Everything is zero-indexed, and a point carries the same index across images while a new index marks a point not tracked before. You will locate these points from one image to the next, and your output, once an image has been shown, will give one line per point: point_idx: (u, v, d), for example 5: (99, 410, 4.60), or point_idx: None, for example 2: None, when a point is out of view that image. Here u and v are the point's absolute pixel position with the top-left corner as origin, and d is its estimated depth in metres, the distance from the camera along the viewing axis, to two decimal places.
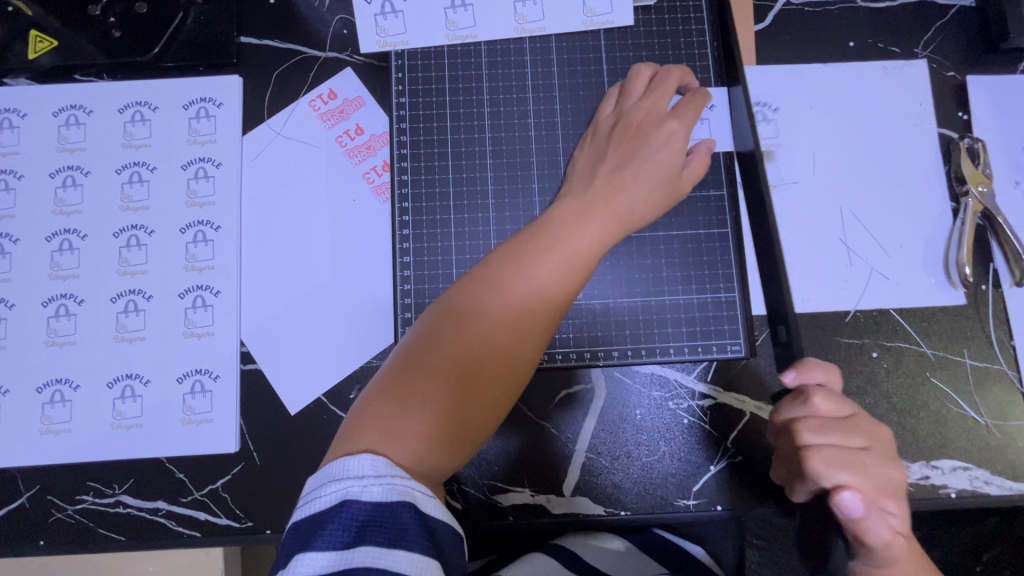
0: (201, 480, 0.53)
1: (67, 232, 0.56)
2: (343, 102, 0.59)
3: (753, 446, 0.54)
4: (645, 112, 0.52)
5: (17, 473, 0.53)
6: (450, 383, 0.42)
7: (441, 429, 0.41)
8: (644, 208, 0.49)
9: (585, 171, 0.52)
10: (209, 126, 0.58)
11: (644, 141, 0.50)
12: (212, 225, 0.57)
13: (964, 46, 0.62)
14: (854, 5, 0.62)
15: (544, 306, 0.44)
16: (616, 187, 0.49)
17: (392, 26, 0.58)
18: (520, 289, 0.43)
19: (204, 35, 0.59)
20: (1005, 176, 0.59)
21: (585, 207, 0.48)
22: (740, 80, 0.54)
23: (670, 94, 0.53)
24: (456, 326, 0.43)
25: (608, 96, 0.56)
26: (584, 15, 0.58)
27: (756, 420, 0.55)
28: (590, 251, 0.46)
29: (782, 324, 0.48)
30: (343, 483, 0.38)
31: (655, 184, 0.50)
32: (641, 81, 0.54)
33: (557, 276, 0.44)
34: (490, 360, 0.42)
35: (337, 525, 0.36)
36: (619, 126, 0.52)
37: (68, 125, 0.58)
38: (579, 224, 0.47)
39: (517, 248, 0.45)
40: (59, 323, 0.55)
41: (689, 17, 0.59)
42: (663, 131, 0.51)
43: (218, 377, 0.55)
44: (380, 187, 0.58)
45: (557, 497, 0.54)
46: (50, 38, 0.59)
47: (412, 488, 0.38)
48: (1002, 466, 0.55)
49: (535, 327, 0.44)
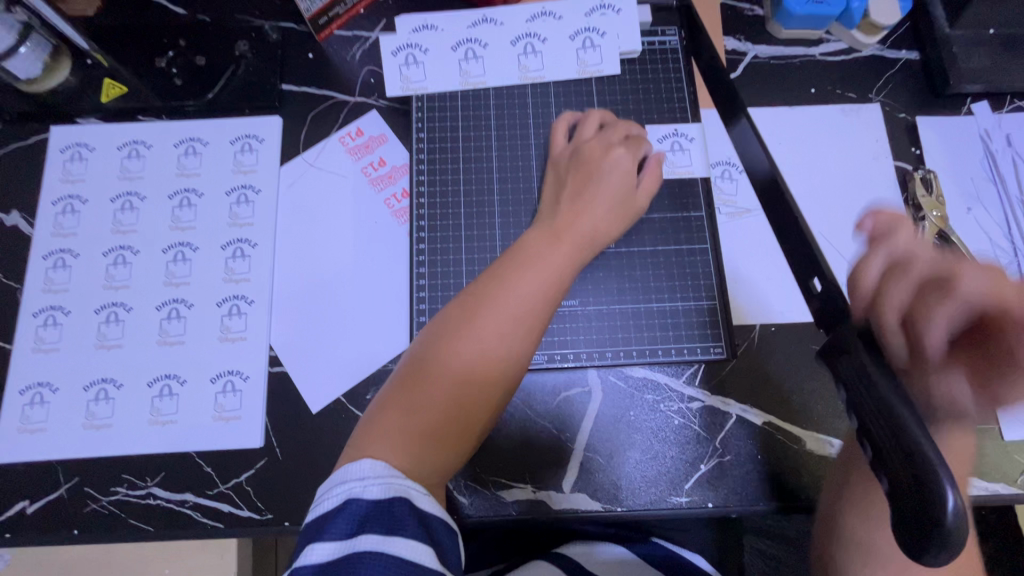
0: (227, 474, 0.58)
1: (122, 249, 0.63)
2: (369, 139, 0.68)
3: (882, 446, 0.34)
4: (597, 143, 0.61)
5: (58, 465, 0.58)
6: (449, 389, 0.47)
7: (443, 431, 0.46)
8: (606, 225, 0.57)
9: (553, 202, 0.59)
10: (252, 158, 0.67)
11: (597, 168, 0.58)
12: (249, 243, 0.64)
13: (913, 92, 0.71)
14: (813, 58, 0.72)
15: (526, 319, 0.50)
16: (582, 211, 0.56)
17: (414, 75, 0.68)
18: (506, 305, 0.49)
19: (252, 83, 0.69)
20: (958, 203, 0.66)
21: (555, 232, 0.55)
22: (745, 115, 0.53)
23: (621, 131, 0.62)
24: (451, 340, 0.49)
25: (554, 131, 0.64)
26: (577, 66, 0.67)
27: (881, 386, 0.35)
28: (566, 269, 0.53)
29: (816, 276, 0.44)
30: (345, 485, 0.42)
31: (613, 204, 0.58)
32: (591, 122, 0.63)
33: (538, 292, 0.51)
34: (482, 371, 0.48)
35: (341, 519, 0.40)
36: (574, 158, 0.60)
37: (130, 157, 0.67)
38: (551, 248, 0.54)
39: (501, 270, 0.52)
40: (109, 328, 0.61)
41: (668, 67, 0.68)
42: (612, 158, 0.59)
43: (248, 377, 0.60)
44: (398, 210, 0.65)
45: (556, 493, 0.57)
46: (121, 86, 0.68)
47: (408, 486, 0.42)
48: (976, 467, 0.58)
49: (520, 336, 0.49)
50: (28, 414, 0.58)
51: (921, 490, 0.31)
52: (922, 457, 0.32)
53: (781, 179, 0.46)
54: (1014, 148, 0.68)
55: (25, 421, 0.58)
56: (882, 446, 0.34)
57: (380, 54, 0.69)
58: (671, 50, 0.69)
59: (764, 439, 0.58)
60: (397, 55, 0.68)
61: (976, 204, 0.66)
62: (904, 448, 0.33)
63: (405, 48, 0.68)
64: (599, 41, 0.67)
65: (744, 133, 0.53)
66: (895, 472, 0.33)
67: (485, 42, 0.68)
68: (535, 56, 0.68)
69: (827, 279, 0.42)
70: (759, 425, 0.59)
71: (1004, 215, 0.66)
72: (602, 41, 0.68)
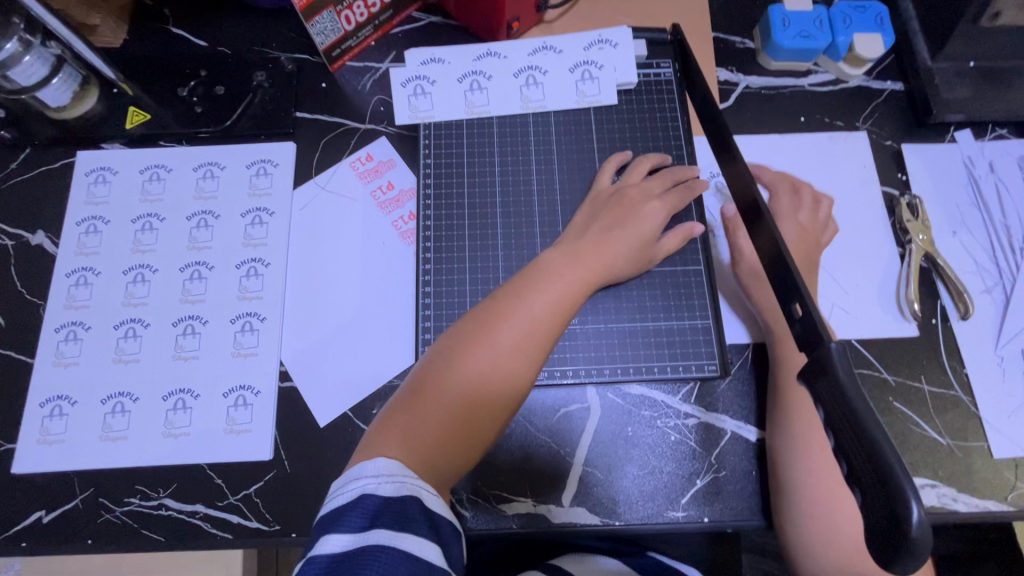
0: (236, 486, 0.60)
1: (141, 267, 0.66)
2: (378, 163, 0.71)
3: (854, 462, 0.36)
4: (639, 189, 0.64)
5: (74, 476, 0.60)
6: (461, 398, 0.49)
7: (453, 435, 0.48)
8: (622, 263, 0.60)
9: (575, 228, 0.62)
10: (266, 182, 0.70)
11: (633, 213, 0.62)
12: (263, 262, 0.67)
13: (898, 121, 0.74)
14: (802, 88, 0.75)
15: (539, 334, 0.52)
16: (603, 242, 0.59)
17: (422, 104, 0.71)
18: (519, 321, 0.52)
19: (268, 110, 0.73)
20: (943, 226, 0.69)
21: (573, 256, 0.58)
22: (737, 154, 0.54)
23: (665, 180, 0.65)
24: (467, 349, 0.51)
25: (604, 168, 0.67)
26: (576, 96, 0.71)
27: (853, 405, 0.37)
28: (578, 291, 0.56)
29: (796, 302, 0.45)
30: (361, 481, 0.44)
31: (634, 245, 0.61)
32: (641, 167, 0.66)
33: (550, 310, 0.53)
34: (493, 382, 0.50)
35: (355, 513, 0.42)
36: (616, 196, 0.63)
37: (151, 181, 0.70)
38: (568, 270, 0.56)
39: (515, 287, 0.55)
40: (127, 343, 0.63)
41: (663, 97, 0.72)
42: (649, 207, 0.62)
43: (258, 392, 0.62)
44: (406, 232, 0.68)
45: (556, 506, 0.59)
46: (144, 113, 0.72)
47: (418, 487, 0.44)
48: (966, 483, 0.60)
49: (534, 350, 0.52)
50: (47, 426, 0.61)
51: (889, 505, 0.33)
52: (889, 476, 0.34)
53: (769, 217, 0.49)
54: (997, 174, 0.71)
55: (44, 433, 0.61)
56: (857, 464, 0.36)
57: (390, 84, 0.73)
58: (666, 82, 0.73)
59: (758, 455, 0.60)
60: (406, 85, 0.71)
61: (961, 228, 0.69)
62: (874, 465, 0.35)
63: (413, 79, 0.71)
64: (597, 72, 0.71)
65: (734, 167, 0.55)
66: (866, 490, 0.35)
67: (489, 74, 0.72)
68: (536, 87, 0.71)
69: (808, 308, 0.43)
70: (752, 442, 0.61)
71: (988, 238, 0.68)
72: (599, 73, 0.71)
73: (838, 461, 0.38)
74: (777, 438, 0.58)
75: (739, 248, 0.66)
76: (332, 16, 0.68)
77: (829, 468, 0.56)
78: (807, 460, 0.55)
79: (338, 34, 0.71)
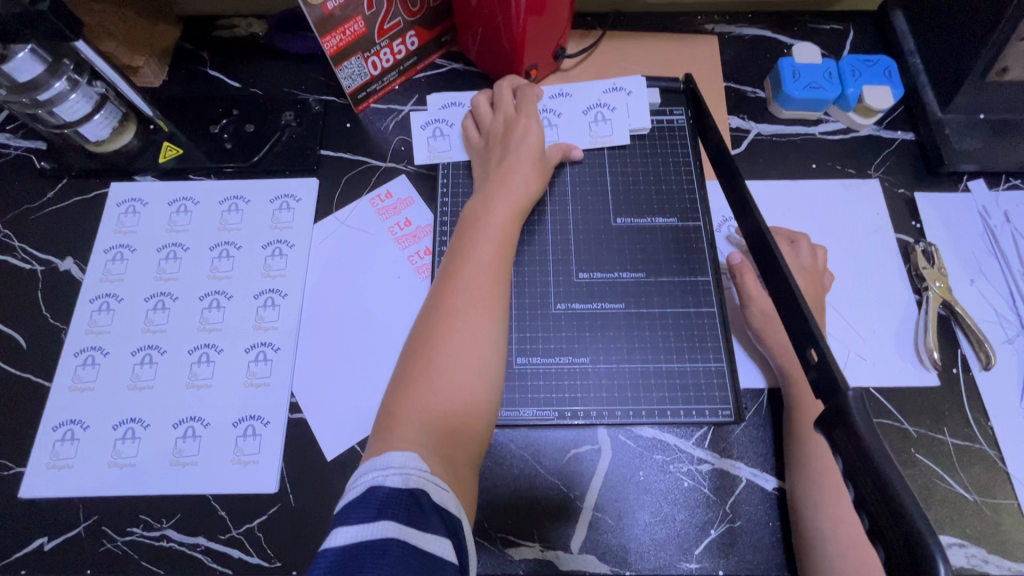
0: (240, 519, 0.59)
1: (162, 295, 0.68)
2: (397, 201, 0.73)
3: (877, 516, 0.35)
4: (501, 121, 0.70)
5: (79, 503, 0.59)
6: (446, 371, 0.51)
7: (450, 413, 0.49)
8: (533, 182, 0.66)
9: (482, 180, 0.67)
10: (289, 216, 0.72)
11: (510, 137, 0.67)
12: (280, 293, 0.68)
13: (910, 169, 0.75)
14: (813, 136, 0.77)
15: (491, 284, 0.56)
16: (508, 174, 0.65)
17: (440, 146, 0.74)
18: (464, 294, 0.54)
19: (294, 148, 0.76)
20: (961, 274, 0.68)
21: (489, 198, 0.63)
22: (754, 208, 0.54)
23: (508, 101, 0.71)
24: (436, 331, 0.53)
25: (465, 126, 0.73)
26: (590, 136, 0.73)
27: (871, 450, 0.37)
28: (500, 240, 0.60)
29: (812, 347, 0.45)
30: (370, 474, 0.44)
31: (534, 164, 0.67)
32: (485, 106, 0.72)
33: (485, 268, 0.57)
34: (469, 344, 0.52)
35: (364, 504, 0.42)
36: (491, 139, 0.69)
37: (179, 212, 0.73)
38: (489, 208, 0.62)
39: (450, 264, 0.57)
40: (143, 369, 0.64)
41: (675, 142, 0.74)
42: (522, 127, 0.68)
43: (268, 423, 0.62)
44: (421, 267, 0.70)
45: (564, 553, 0.57)
46: (177, 148, 0.76)
47: (426, 479, 0.44)
48: (996, 545, 0.57)
49: (492, 297, 0.55)
50: (58, 450, 0.61)
51: (916, 560, 0.32)
52: (912, 526, 0.32)
53: (783, 262, 0.49)
54: (1012, 224, 0.71)
55: (54, 458, 0.61)
56: (880, 520, 0.35)
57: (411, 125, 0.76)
58: (679, 129, 0.75)
59: (774, 506, 0.58)
60: (426, 128, 0.75)
61: (979, 276, 0.68)
62: (894, 515, 0.34)
63: (433, 122, 0.75)
64: (609, 115, 0.73)
65: (747, 214, 0.55)
66: (890, 544, 0.34)
67: None
68: (551, 128, 0.73)
69: (823, 353, 0.43)
70: (769, 491, 0.59)
71: (1007, 287, 0.67)
72: (612, 116, 0.74)
73: (859, 517, 0.36)
74: (801, 489, 0.55)
75: (749, 292, 0.66)
76: (359, 62, 0.72)
77: (850, 522, 0.53)
78: (829, 510, 0.54)
79: (364, 79, 0.75)
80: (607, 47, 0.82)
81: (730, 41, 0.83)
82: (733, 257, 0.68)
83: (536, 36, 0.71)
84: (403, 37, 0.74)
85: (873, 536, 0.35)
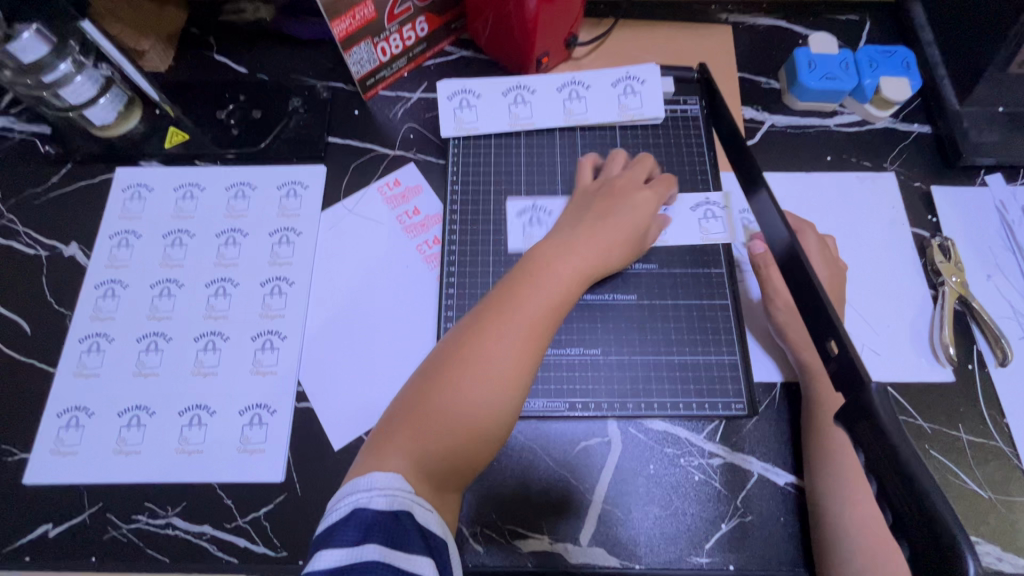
0: (246, 508, 0.58)
1: (168, 281, 0.67)
2: (405, 189, 0.72)
3: (901, 510, 0.34)
4: (626, 180, 0.63)
5: (84, 489, 0.59)
6: (464, 404, 0.46)
7: (452, 447, 0.45)
8: (619, 251, 0.58)
9: (566, 220, 0.60)
10: (296, 203, 0.71)
11: (623, 199, 0.61)
12: (287, 281, 0.67)
13: (926, 163, 0.74)
14: (828, 129, 0.75)
15: (539, 327, 0.49)
16: (602, 231, 0.57)
17: (466, 117, 0.73)
18: (505, 326, 0.48)
19: (302, 135, 0.75)
20: (977, 270, 0.67)
21: (568, 247, 0.55)
22: (767, 190, 0.53)
23: (646, 170, 0.66)
24: (465, 356, 0.47)
25: (582, 167, 0.68)
26: (619, 109, 0.72)
27: (894, 441, 0.36)
28: (558, 295, 0.51)
29: (833, 339, 0.44)
30: (354, 496, 0.42)
31: (631, 232, 0.59)
32: (619, 162, 0.67)
33: (536, 310, 0.49)
34: (499, 384, 0.46)
35: (348, 528, 0.40)
36: (601, 187, 0.63)
37: (185, 198, 0.72)
38: (562, 256, 0.54)
39: (504, 293, 0.50)
40: (148, 356, 0.63)
41: (689, 133, 0.73)
42: (641, 196, 0.61)
43: (275, 411, 0.61)
44: (430, 256, 0.69)
45: (573, 546, 0.56)
46: (183, 133, 0.75)
47: (412, 499, 0.42)
48: (1010, 543, 0.56)
49: (534, 341, 0.49)
50: (63, 436, 0.60)
51: (943, 554, 0.31)
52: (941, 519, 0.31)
53: (802, 249, 0.48)
54: None
55: (59, 444, 0.60)
56: (904, 515, 0.34)
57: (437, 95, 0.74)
58: (692, 119, 0.74)
59: (786, 502, 0.57)
60: (453, 99, 0.73)
61: (995, 271, 0.67)
62: (920, 510, 0.33)
63: (459, 93, 0.73)
64: (639, 88, 0.73)
65: (761, 201, 0.55)
66: (916, 538, 0.32)
67: (533, 88, 0.73)
68: (579, 101, 0.73)
69: (845, 345, 0.42)
70: (781, 486, 0.58)
71: None
72: (642, 88, 0.73)
73: (881, 510, 0.35)
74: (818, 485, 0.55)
75: (770, 288, 0.64)
76: (369, 47, 0.71)
77: (866, 519, 0.52)
78: (842, 507, 0.53)
79: (373, 65, 0.74)
80: (620, 35, 0.81)
81: (744, 31, 0.82)
82: (755, 246, 0.66)
83: (548, 24, 0.70)
84: (412, 23, 0.73)
85: (894, 529, 0.35)
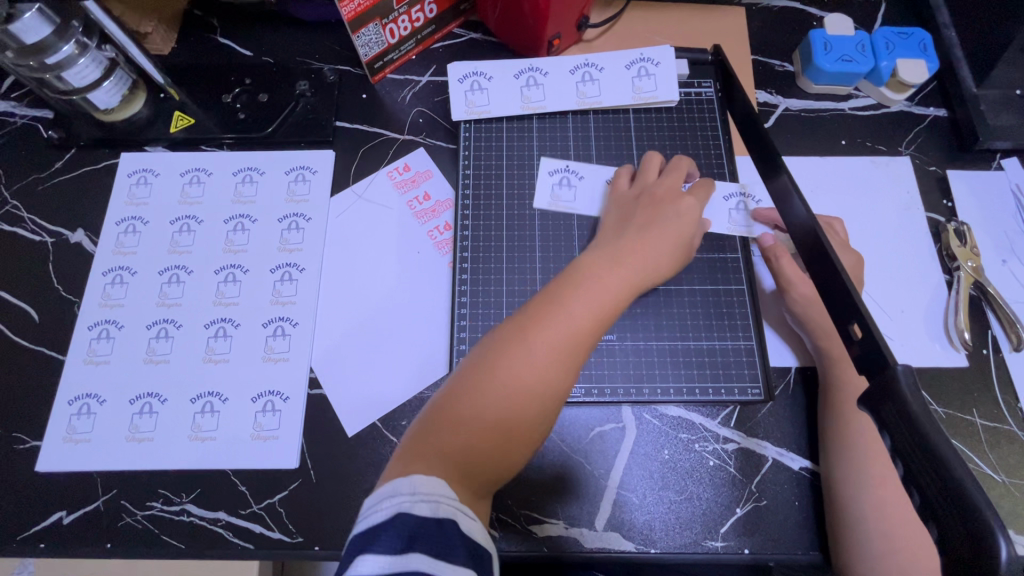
0: (261, 495, 0.58)
1: (177, 268, 0.66)
2: (415, 174, 0.71)
3: (928, 492, 0.34)
4: (665, 188, 0.61)
5: (97, 476, 0.59)
6: (501, 413, 0.46)
7: (487, 453, 0.45)
8: (664, 263, 0.56)
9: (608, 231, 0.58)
10: (305, 188, 0.70)
11: (663, 209, 0.59)
12: (297, 268, 0.66)
13: (942, 147, 0.73)
14: (843, 112, 0.74)
15: (580, 341, 0.48)
16: (645, 243, 0.55)
17: (478, 99, 0.71)
18: (546, 337, 0.47)
19: (309, 119, 0.74)
20: (993, 254, 0.67)
21: (611, 258, 0.54)
22: (785, 170, 0.53)
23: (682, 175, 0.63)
24: (504, 363, 0.47)
25: (619, 175, 0.65)
26: (633, 91, 0.71)
27: (921, 424, 0.36)
28: (600, 307, 0.50)
29: (857, 322, 0.44)
30: (395, 499, 0.41)
31: (676, 244, 0.57)
32: (654, 166, 0.64)
33: (579, 324, 0.48)
34: (536, 394, 0.46)
35: (391, 533, 0.39)
36: (641, 195, 0.61)
37: (192, 183, 0.71)
38: (607, 268, 0.52)
39: (545, 301, 0.50)
40: (158, 343, 0.63)
41: (704, 116, 0.72)
42: (684, 204, 0.59)
43: (287, 398, 0.61)
44: (441, 242, 0.68)
45: (588, 530, 0.56)
46: (189, 117, 0.74)
47: (454, 507, 0.41)
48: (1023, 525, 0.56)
49: (575, 355, 0.48)
50: (74, 424, 0.60)
51: (973, 536, 0.30)
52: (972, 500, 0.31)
53: (821, 231, 0.47)
54: None
55: (71, 432, 0.60)
56: (933, 498, 0.33)
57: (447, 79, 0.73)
58: (707, 101, 0.72)
59: (801, 487, 0.57)
60: (464, 82, 0.72)
61: (1011, 256, 0.67)
62: (950, 492, 0.32)
63: (470, 76, 0.72)
64: (653, 70, 0.72)
65: (781, 183, 0.54)
66: (945, 520, 0.32)
67: (545, 70, 0.72)
68: (592, 83, 0.72)
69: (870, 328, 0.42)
70: (796, 471, 0.58)
71: None
72: (656, 70, 0.72)
73: (908, 494, 0.35)
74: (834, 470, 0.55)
75: (785, 273, 0.63)
76: (377, 29, 0.70)
77: (882, 503, 0.53)
78: (858, 491, 0.53)
79: (382, 47, 0.72)
80: (632, 17, 0.80)
81: (758, 12, 0.80)
82: (764, 237, 0.65)
83: (560, 5, 0.69)
84: (421, 5, 0.71)
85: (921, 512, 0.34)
